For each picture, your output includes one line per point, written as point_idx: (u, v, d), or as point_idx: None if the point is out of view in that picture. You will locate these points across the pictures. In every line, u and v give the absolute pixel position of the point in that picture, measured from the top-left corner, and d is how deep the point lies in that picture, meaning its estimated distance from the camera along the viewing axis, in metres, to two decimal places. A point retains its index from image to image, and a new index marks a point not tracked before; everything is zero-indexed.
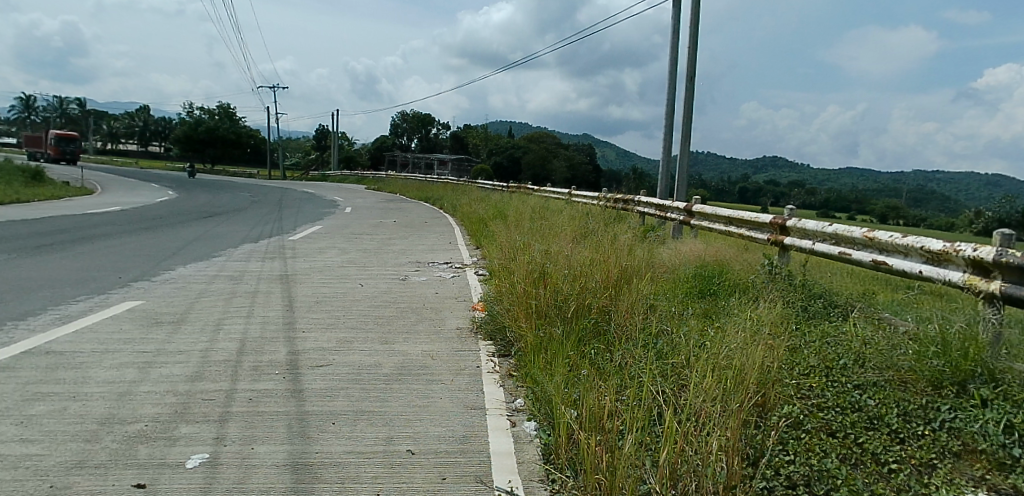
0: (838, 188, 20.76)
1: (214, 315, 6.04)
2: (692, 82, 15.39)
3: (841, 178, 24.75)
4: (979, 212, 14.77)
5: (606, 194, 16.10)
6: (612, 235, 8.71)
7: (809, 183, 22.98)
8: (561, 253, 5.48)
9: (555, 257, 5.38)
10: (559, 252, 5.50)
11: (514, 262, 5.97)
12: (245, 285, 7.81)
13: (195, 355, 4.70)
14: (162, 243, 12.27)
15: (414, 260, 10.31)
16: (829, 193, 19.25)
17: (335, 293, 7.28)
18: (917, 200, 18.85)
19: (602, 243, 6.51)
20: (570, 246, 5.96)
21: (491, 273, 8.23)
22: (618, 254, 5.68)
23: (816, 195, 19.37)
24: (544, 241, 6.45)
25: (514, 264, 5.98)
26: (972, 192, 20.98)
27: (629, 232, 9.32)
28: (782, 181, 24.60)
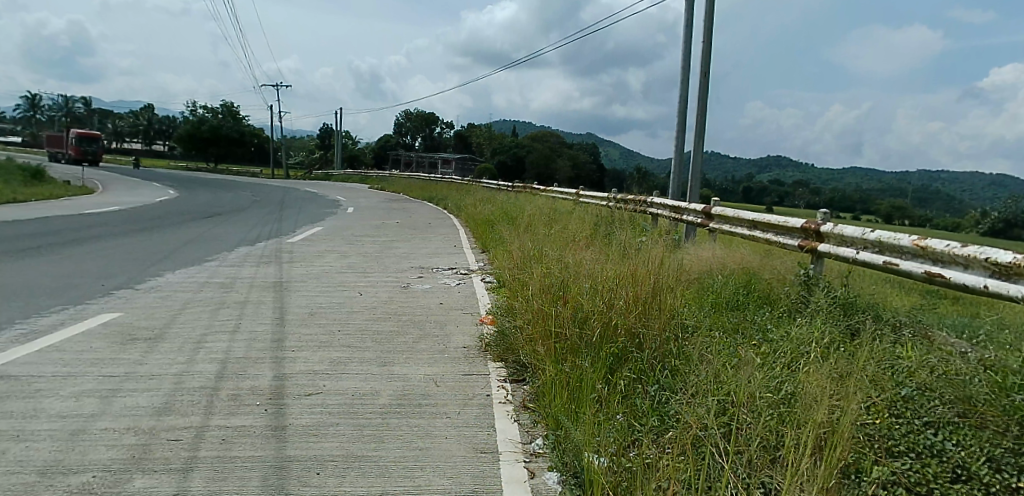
0: (847, 187, 20.19)
1: (197, 330, 5.50)
2: (705, 78, 14.79)
3: (848, 177, 24.18)
4: (987, 212, 13.85)
5: (616, 195, 15.53)
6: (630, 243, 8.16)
7: (818, 183, 22.42)
8: (580, 263, 4.92)
9: (573, 268, 4.82)
10: (578, 263, 4.95)
11: (528, 273, 5.42)
12: (236, 294, 7.28)
13: (167, 382, 4.16)
14: (154, 246, 11.74)
15: (418, 265, 9.77)
16: (837, 192, 18.70)
17: (332, 303, 6.73)
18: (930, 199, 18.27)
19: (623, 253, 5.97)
20: (589, 255, 5.41)
21: (500, 282, 7.68)
22: (643, 263, 5.11)
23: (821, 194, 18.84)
24: (561, 250, 5.91)
25: (528, 274, 5.43)
26: (978, 192, 20.12)
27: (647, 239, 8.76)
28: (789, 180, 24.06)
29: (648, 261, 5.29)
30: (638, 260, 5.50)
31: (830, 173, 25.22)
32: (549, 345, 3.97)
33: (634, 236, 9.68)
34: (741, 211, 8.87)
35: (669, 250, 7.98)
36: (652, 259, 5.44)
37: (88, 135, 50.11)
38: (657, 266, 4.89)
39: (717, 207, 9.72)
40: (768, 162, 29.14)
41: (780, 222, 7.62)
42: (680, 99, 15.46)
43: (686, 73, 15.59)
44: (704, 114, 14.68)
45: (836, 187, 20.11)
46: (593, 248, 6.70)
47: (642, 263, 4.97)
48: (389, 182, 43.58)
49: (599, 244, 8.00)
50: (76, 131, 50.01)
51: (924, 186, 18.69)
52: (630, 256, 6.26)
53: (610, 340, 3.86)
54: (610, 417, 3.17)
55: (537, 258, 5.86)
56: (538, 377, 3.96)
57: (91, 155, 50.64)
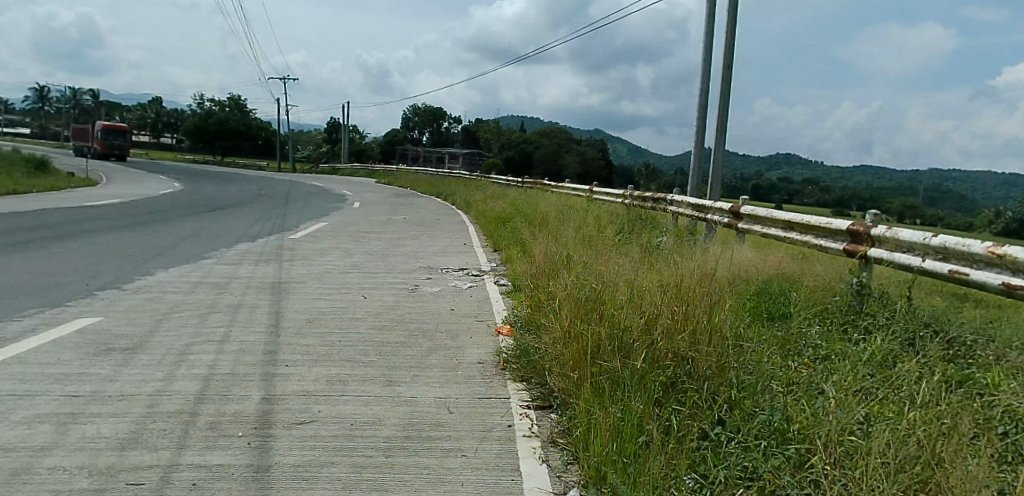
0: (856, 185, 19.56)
1: (182, 340, 4.93)
2: (727, 71, 14.12)
3: (862, 174, 23.53)
4: (998, 211, 13.07)
5: (632, 192, 14.94)
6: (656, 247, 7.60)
7: (829, 181, 21.79)
8: (614, 273, 4.34)
9: (607, 279, 4.23)
10: (612, 273, 4.36)
11: (556, 282, 4.86)
12: (229, 296, 6.72)
13: (137, 405, 3.59)
14: (150, 241, 11.21)
15: (426, 264, 9.20)
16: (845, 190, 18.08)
17: (334, 308, 6.16)
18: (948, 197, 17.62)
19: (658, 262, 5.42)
20: (623, 264, 4.82)
21: (518, 287, 7.08)
22: (685, 273, 4.52)
23: (830, 192, 18.28)
24: (587, 256, 5.35)
25: (556, 282, 4.87)
26: (986, 190, 19.25)
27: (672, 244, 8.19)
28: (800, 177, 23.42)
29: (687, 269, 4.73)
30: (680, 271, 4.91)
31: (843, 170, 24.47)
32: (586, 369, 3.40)
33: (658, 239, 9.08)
34: (774, 211, 8.26)
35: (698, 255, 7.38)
36: (694, 267, 4.85)
37: (116, 128, 48.87)
38: (704, 276, 4.31)
39: (746, 207, 9.10)
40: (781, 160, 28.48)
41: (823, 224, 7.01)
42: (700, 93, 14.81)
43: (706, 65, 14.93)
44: (725, 108, 14.03)
45: (847, 185, 19.48)
46: (622, 255, 6.13)
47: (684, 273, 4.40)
48: (396, 177, 42.94)
49: (624, 250, 7.40)
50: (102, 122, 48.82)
51: (934, 182, 17.88)
52: (665, 265, 5.67)
53: (657, 366, 3.27)
54: (670, 469, 2.60)
55: (564, 267, 5.28)
56: (569, 407, 3.38)
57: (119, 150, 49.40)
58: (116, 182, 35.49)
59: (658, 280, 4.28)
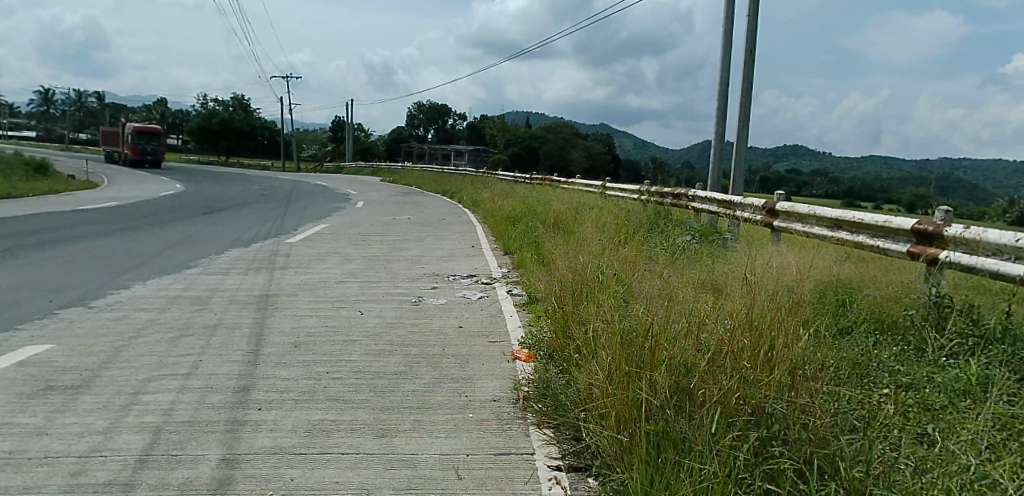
0: (865, 175, 18.86)
1: (139, 374, 4.14)
2: (749, 57, 13.27)
3: (867, 164, 22.81)
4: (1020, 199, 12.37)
5: (649, 188, 14.11)
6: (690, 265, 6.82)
7: (836, 172, 21.04)
8: (660, 294, 3.56)
9: (654, 300, 3.43)
10: (659, 294, 3.56)
11: (590, 302, 4.08)
12: (210, 313, 5.93)
13: (60, 474, 2.81)
14: (136, 248, 10.44)
15: (430, 271, 8.44)
16: (853, 180, 17.37)
17: (327, 329, 5.36)
18: (969, 186, 16.84)
19: (705, 279, 4.65)
20: (668, 283, 4.04)
21: (536, 299, 6.30)
22: (748, 293, 3.74)
23: (841, 184, 17.50)
24: (626, 276, 4.57)
25: (591, 301, 4.09)
26: (1004, 179, 18.50)
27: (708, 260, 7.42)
28: (809, 168, 22.63)
29: (751, 285, 3.92)
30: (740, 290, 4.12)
31: (854, 161, 23.69)
32: (635, 426, 2.61)
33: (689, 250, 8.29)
34: (818, 209, 7.45)
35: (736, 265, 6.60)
36: (756, 281, 4.06)
37: (149, 130, 45.09)
38: (773, 295, 3.52)
39: (784, 204, 8.27)
40: (788, 151, 27.56)
41: (880, 222, 6.21)
42: (721, 82, 13.93)
43: (726, 51, 14.05)
44: (748, 97, 13.16)
45: (854, 175, 18.81)
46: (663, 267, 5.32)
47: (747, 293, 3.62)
48: (402, 176, 42.13)
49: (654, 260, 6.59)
50: (132, 125, 45.34)
51: (948, 171, 17.13)
52: (717, 278, 4.87)
53: (733, 424, 2.48)
54: None
55: (597, 283, 4.50)
56: (617, 478, 2.57)
57: (153, 157, 45.53)
58: (118, 184, 34.68)
59: (716, 301, 3.50)
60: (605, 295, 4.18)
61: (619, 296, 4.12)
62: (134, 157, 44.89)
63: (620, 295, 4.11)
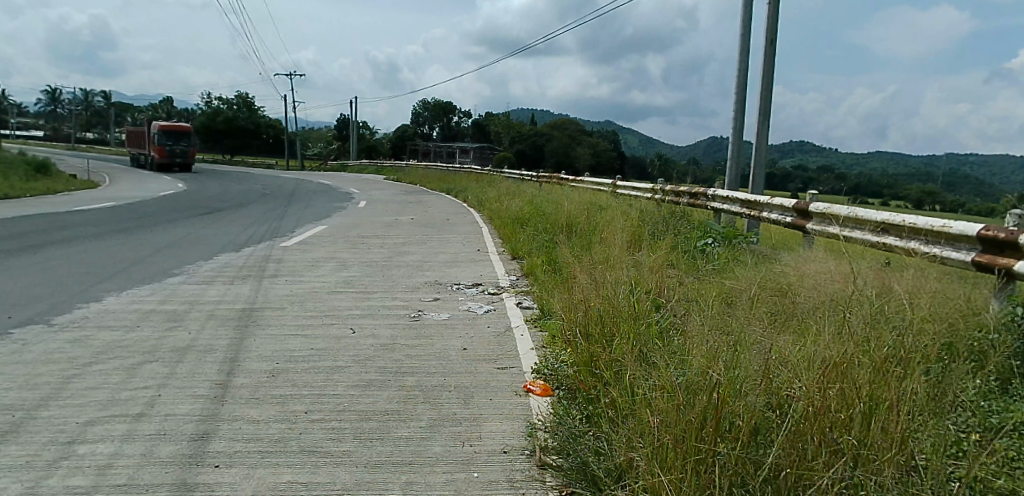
0: (874, 172, 18.29)
1: (82, 414, 3.48)
2: (769, 47, 12.54)
3: (876, 159, 22.23)
4: None
5: (663, 187, 13.42)
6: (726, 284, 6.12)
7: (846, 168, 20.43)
8: (710, 332, 2.94)
9: (707, 340, 2.77)
10: (713, 333, 2.90)
11: (623, 333, 3.43)
12: (182, 332, 5.25)
13: None
14: (119, 254, 9.77)
15: (432, 278, 7.77)
16: (864, 177, 16.79)
17: (313, 352, 4.67)
18: (986, 181, 16.19)
19: (759, 310, 3.97)
20: (716, 317, 3.42)
21: (550, 315, 5.62)
22: (815, 331, 3.13)
23: (848, 181, 16.96)
24: (668, 309, 3.88)
25: (625, 332, 3.45)
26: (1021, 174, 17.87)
27: (741, 272, 6.71)
28: (819, 163, 22.00)
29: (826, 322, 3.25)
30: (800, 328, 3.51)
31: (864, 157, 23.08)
32: None
33: (718, 260, 7.58)
34: (858, 211, 6.76)
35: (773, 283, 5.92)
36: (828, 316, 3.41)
37: (177, 130, 41.09)
38: (854, 333, 2.88)
39: (817, 204, 7.59)
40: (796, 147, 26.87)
41: (936, 227, 5.52)
42: (739, 74, 13.18)
43: (744, 41, 13.31)
44: (768, 90, 12.42)
45: (863, 172, 18.26)
46: (701, 292, 4.66)
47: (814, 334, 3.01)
48: (405, 174, 41.40)
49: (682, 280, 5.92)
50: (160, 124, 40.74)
51: (958, 169, 16.62)
52: (769, 306, 4.21)
53: None
54: None
55: (628, 305, 3.86)
56: None
57: (181, 158, 41.53)
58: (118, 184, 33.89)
59: (777, 339, 2.89)
60: (640, 326, 3.54)
61: (657, 330, 3.49)
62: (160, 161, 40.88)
63: (658, 331, 3.48)
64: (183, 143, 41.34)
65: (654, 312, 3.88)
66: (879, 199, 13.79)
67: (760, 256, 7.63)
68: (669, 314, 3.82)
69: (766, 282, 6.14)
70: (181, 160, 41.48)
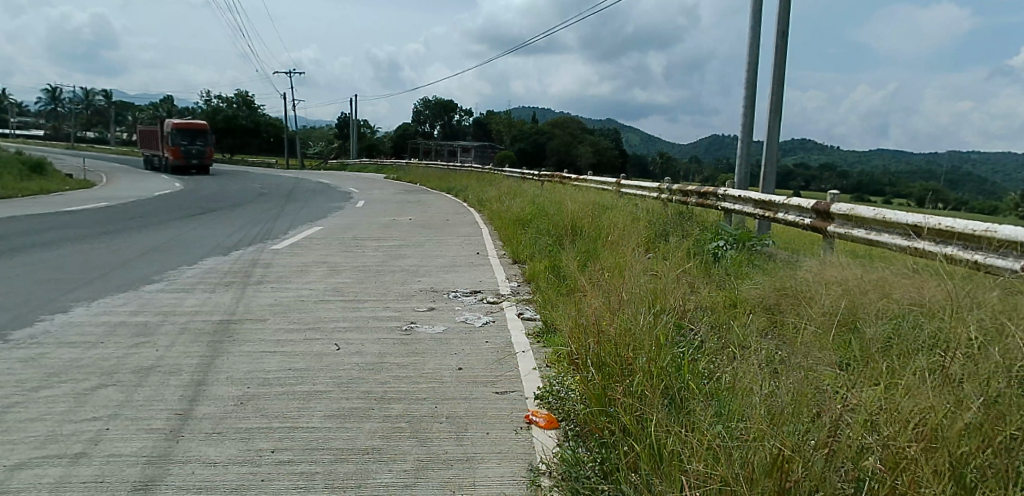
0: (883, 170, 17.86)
1: (11, 457, 2.99)
2: (781, 40, 12.04)
3: (883, 156, 21.80)
4: None
5: (669, 187, 12.93)
6: (750, 307, 5.67)
7: (854, 166, 20.00)
8: (758, 376, 2.48)
9: (759, 391, 2.30)
10: (764, 379, 2.43)
11: (645, 360, 2.95)
12: (149, 348, 4.77)
13: None
14: (99, 258, 9.28)
15: (428, 285, 7.30)
16: (873, 176, 16.36)
17: (290, 373, 4.19)
18: (999, 179, 15.73)
19: (803, 342, 3.49)
20: (758, 354, 2.95)
21: (554, 329, 5.15)
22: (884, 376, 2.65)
23: (857, 179, 16.56)
24: (695, 344, 3.41)
25: (647, 358, 2.97)
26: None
27: (762, 284, 6.22)
28: (826, 161, 21.56)
29: (894, 368, 2.75)
30: (854, 369, 3.04)
31: (870, 154, 22.64)
32: None
33: (735, 267, 7.07)
34: (886, 212, 6.25)
35: (798, 296, 5.43)
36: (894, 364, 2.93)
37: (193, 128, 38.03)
38: (936, 376, 2.40)
39: (838, 205, 7.07)
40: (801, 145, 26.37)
41: (979, 232, 5.05)
42: (749, 68, 12.69)
43: (754, 34, 12.80)
44: (779, 86, 11.91)
45: (871, 170, 17.81)
46: (726, 322, 4.19)
47: (882, 382, 2.54)
48: (407, 173, 40.93)
49: (701, 294, 5.42)
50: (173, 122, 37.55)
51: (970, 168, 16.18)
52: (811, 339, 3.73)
53: None
54: None
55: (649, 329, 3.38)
56: None
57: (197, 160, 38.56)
58: (115, 184, 33.41)
59: (839, 387, 2.42)
60: (665, 354, 3.06)
61: (685, 362, 3.02)
62: (174, 163, 38.09)
63: (687, 363, 3.00)
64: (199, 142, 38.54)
65: (676, 341, 3.42)
66: (891, 198, 13.32)
67: (780, 261, 7.14)
68: (697, 346, 3.34)
69: (790, 295, 5.65)
70: (197, 161, 38.79)
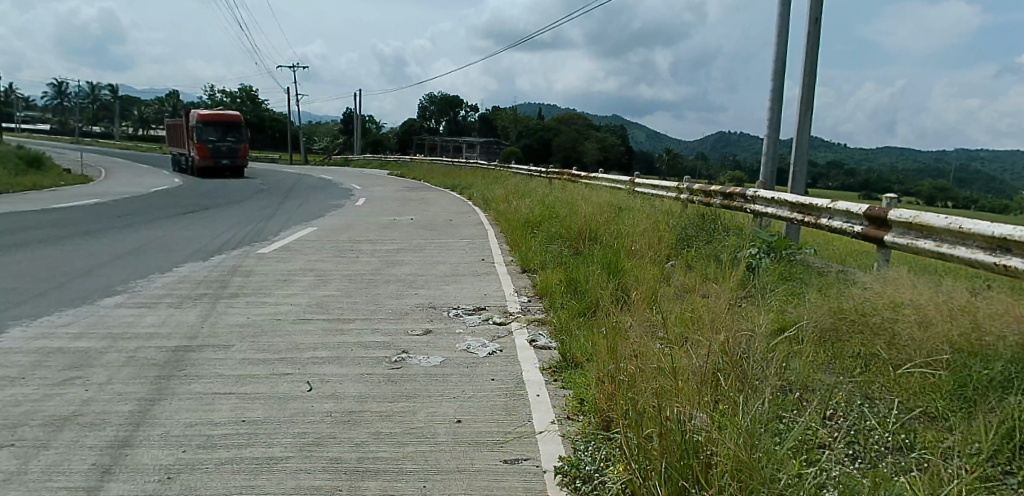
0: (910, 170, 16.91)
1: None
2: (812, 28, 11.07)
3: (906, 155, 20.82)
4: None
5: (689, 187, 11.98)
6: (812, 340, 4.77)
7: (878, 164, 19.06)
8: None
9: None
10: None
11: (732, 481, 2.20)
12: (77, 387, 3.87)
13: None
14: (63, 263, 8.39)
15: (425, 300, 6.40)
16: (901, 177, 15.43)
17: (239, 430, 3.29)
18: None
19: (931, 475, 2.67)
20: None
21: (575, 365, 4.24)
22: None
23: (884, 179, 15.61)
24: (791, 448, 2.57)
25: (736, 474, 2.22)
26: None
27: (820, 306, 5.30)
28: (846, 158, 20.61)
29: None
30: None
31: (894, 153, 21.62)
32: None
33: (782, 284, 6.14)
34: (961, 222, 5.27)
35: (874, 337, 4.57)
36: None
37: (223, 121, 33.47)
38: None
39: (898, 211, 6.13)
40: None
41: None
42: (777, 59, 11.72)
43: (784, 22, 11.80)
44: (810, 78, 10.90)
45: (897, 170, 16.84)
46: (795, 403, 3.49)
47: None
48: (410, 170, 40.04)
49: (748, 318, 4.61)
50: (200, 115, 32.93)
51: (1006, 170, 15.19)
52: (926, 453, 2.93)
53: None
54: None
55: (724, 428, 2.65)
56: None
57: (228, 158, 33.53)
58: (111, 178, 32.55)
59: None
60: (754, 449, 2.32)
61: (786, 471, 2.29)
62: (200, 163, 32.97)
63: (792, 478, 2.27)
64: (230, 139, 33.50)
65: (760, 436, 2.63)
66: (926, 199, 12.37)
67: (831, 277, 6.22)
68: (781, 437, 2.64)
69: (848, 326, 4.89)
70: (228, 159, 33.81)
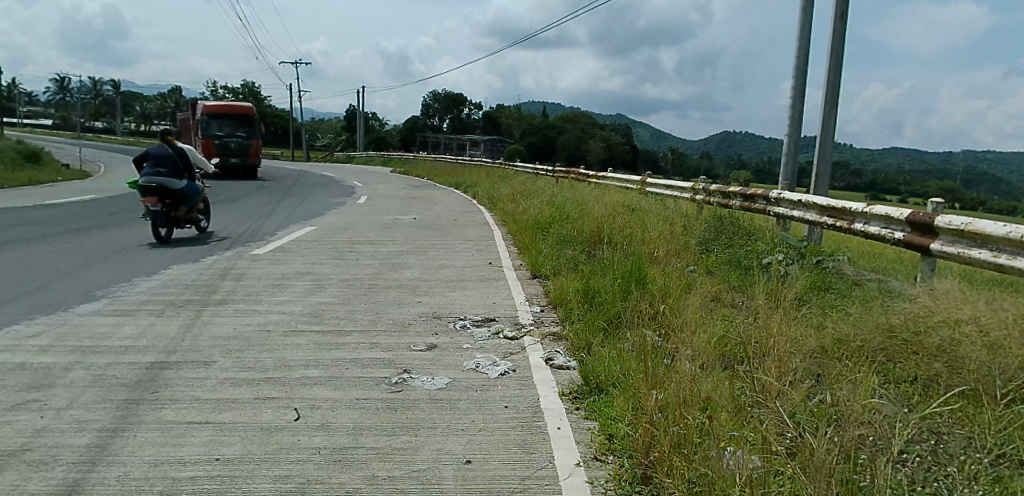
0: (930, 172, 16.36)
1: None
2: (837, 21, 10.52)
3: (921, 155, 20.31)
4: None
5: (705, 187, 11.44)
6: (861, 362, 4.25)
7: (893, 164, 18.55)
8: None
9: None
10: None
11: None
12: (31, 414, 3.39)
13: None
14: (44, 263, 7.91)
15: (429, 309, 5.89)
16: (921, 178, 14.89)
17: (210, 473, 2.80)
18: None
19: None
20: None
21: (600, 391, 3.72)
22: None
23: (904, 180, 15.08)
24: None
25: None
26: None
27: (866, 321, 4.76)
28: (860, 159, 20.09)
29: None
30: None
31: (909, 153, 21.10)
32: None
33: (819, 296, 5.62)
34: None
35: (933, 360, 4.02)
36: None
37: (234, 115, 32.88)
38: None
39: (946, 217, 5.59)
40: None
41: None
42: (799, 54, 11.18)
43: (806, 16, 11.24)
44: (835, 74, 10.34)
45: (915, 171, 16.32)
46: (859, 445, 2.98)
47: None
48: (413, 168, 39.61)
49: (791, 337, 4.10)
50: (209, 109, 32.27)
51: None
52: None
53: None
54: None
55: None
56: None
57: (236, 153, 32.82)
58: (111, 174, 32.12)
59: None
60: None
61: None
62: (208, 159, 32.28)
63: None
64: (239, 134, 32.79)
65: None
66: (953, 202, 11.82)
67: (871, 288, 5.69)
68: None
69: (899, 345, 4.36)
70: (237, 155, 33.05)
